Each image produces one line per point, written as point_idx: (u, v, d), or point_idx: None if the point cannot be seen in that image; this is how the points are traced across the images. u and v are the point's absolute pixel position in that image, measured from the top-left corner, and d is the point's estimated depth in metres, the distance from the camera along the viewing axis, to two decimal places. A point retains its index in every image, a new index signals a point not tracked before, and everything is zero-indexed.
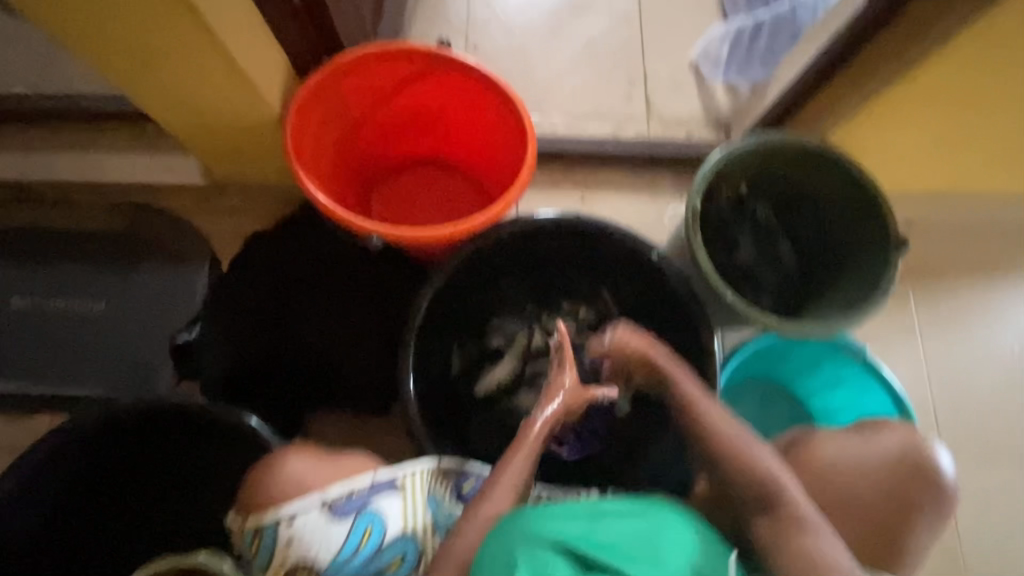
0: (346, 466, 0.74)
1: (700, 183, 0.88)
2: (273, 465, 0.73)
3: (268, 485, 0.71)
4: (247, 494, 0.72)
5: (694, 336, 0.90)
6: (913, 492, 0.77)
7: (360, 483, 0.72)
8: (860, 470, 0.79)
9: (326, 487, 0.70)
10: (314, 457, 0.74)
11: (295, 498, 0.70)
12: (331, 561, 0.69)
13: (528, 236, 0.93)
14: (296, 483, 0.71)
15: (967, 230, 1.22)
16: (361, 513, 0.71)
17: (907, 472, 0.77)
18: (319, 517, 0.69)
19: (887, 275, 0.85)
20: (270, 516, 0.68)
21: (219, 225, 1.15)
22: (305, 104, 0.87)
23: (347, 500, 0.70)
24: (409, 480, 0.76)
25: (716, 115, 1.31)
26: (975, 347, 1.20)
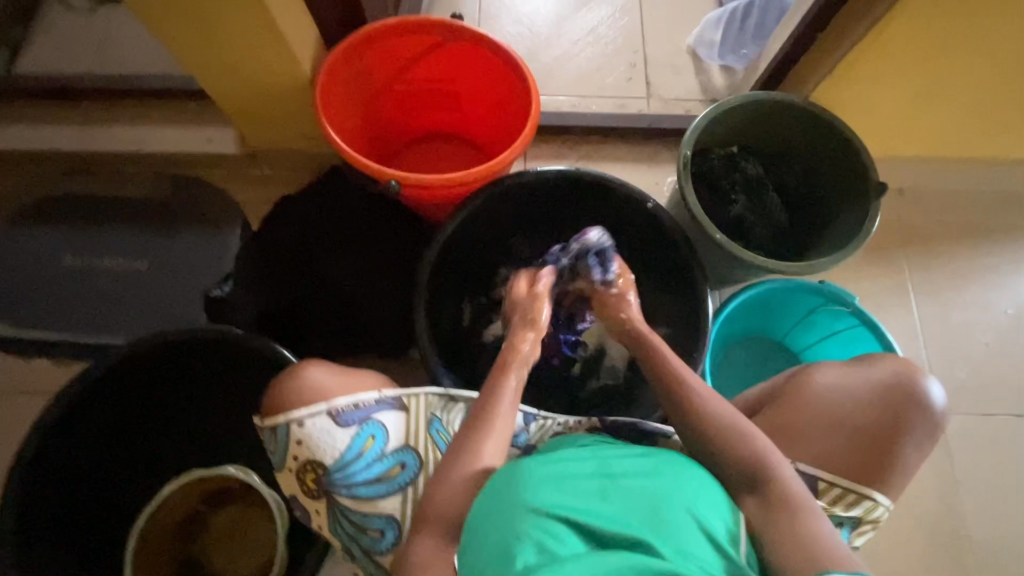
0: (356, 379, 0.81)
1: (691, 135, 0.96)
2: (293, 371, 0.80)
3: (289, 389, 0.78)
4: (270, 400, 0.79)
5: (687, 277, 0.96)
6: (901, 415, 0.77)
7: (366, 396, 0.78)
8: (848, 395, 0.79)
9: (333, 397, 0.77)
10: (330, 368, 0.81)
11: (309, 400, 0.77)
12: (337, 462, 0.75)
13: (533, 188, 1.01)
14: (313, 387, 0.78)
15: (956, 197, 1.28)
16: (365, 423, 0.77)
17: (896, 397, 0.78)
18: (325, 421, 0.76)
19: (869, 217, 0.91)
20: (281, 418, 0.76)
21: (250, 192, 1.25)
22: (333, 67, 0.97)
23: (351, 410, 0.77)
24: (413, 401, 0.82)
25: (711, 93, 1.39)
26: (970, 308, 1.23)
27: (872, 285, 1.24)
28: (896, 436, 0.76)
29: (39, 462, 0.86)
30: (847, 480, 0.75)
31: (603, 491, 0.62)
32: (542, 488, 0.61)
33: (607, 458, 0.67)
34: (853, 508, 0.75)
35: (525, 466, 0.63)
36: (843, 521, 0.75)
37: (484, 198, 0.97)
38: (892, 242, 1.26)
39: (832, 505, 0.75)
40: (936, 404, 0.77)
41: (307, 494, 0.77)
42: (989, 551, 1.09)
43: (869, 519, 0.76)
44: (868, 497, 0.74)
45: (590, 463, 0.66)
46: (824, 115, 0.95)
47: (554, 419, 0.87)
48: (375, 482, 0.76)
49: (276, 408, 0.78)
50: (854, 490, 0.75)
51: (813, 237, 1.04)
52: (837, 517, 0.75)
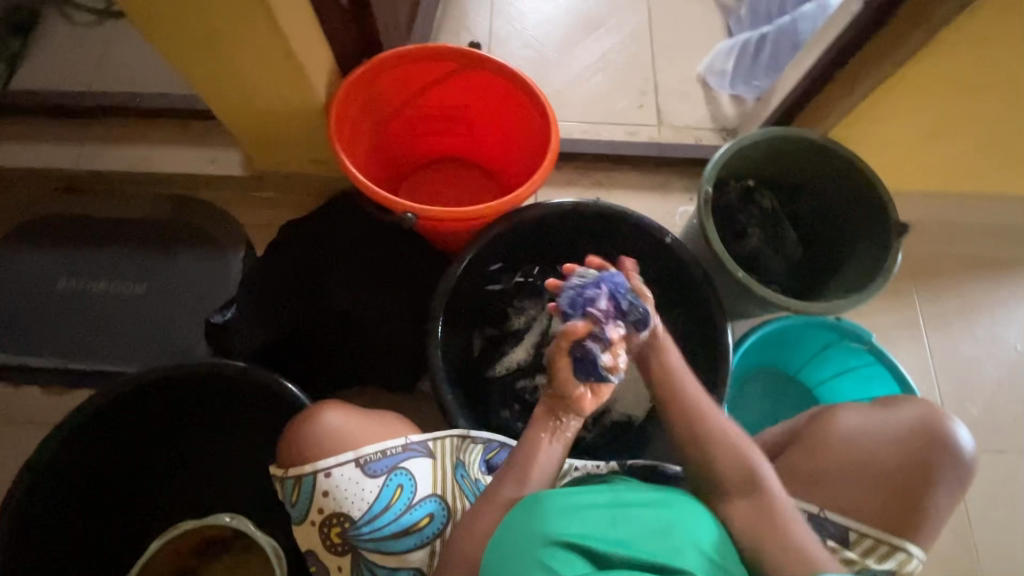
0: (381, 425, 0.78)
1: (710, 172, 0.95)
2: (309, 414, 0.77)
3: (307, 435, 0.75)
4: (288, 449, 0.76)
5: (707, 314, 0.95)
6: (932, 460, 0.76)
7: (392, 443, 0.76)
8: (874, 438, 0.79)
9: (360, 446, 0.74)
10: (351, 413, 0.78)
11: (336, 448, 0.74)
12: (364, 515, 0.72)
13: (548, 221, 0.99)
14: (334, 432, 0.75)
15: (963, 230, 1.28)
16: (392, 472, 0.74)
17: (923, 442, 0.77)
18: (353, 471, 0.73)
19: (890, 257, 0.91)
20: (307, 469, 0.73)
21: (256, 213, 1.22)
22: (348, 92, 0.95)
23: (378, 458, 0.74)
24: (440, 445, 0.79)
25: (722, 122, 1.39)
26: (981, 343, 1.23)
27: (883, 317, 1.23)
28: (924, 481, 0.75)
29: (33, 501, 0.81)
30: (877, 530, 0.74)
31: (615, 520, 0.62)
32: (556, 516, 0.60)
33: (619, 489, 0.66)
34: (886, 560, 0.74)
35: (540, 493, 0.63)
36: (875, 574, 0.74)
37: (501, 229, 0.96)
38: (902, 274, 1.26)
39: (864, 556, 0.74)
40: (965, 450, 0.76)
41: (329, 549, 0.74)
42: None
43: (903, 572, 0.74)
44: (900, 548, 0.73)
45: (603, 491, 0.65)
46: (844, 151, 0.95)
47: (572, 462, 0.85)
48: (403, 535, 0.73)
49: (298, 456, 0.75)
50: (887, 541, 0.74)
51: (831, 274, 1.03)
52: (869, 569, 0.74)
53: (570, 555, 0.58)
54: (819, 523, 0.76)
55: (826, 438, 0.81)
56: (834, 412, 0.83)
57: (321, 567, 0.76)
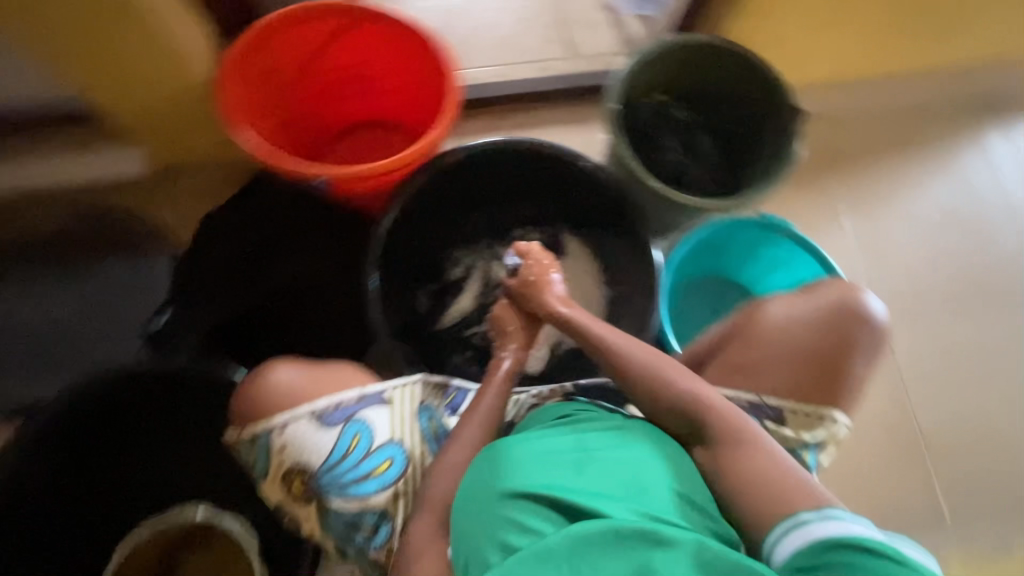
0: (334, 376, 0.79)
1: (615, 89, 0.96)
2: (259, 375, 0.79)
3: (258, 396, 0.77)
4: (242, 410, 0.78)
5: (634, 230, 0.98)
6: (850, 332, 0.81)
7: (347, 395, 0.77)
8: (798, 322, 0.83)
9: (313, 400, 0.76)
10: (302, 369, 0.80)
11: (288, 404, 0.76)
12: (324, 464, 0.75)
13: (467, 166, 0.99)
14: (285, 390, 0.77)
15: (869, 114, 1.34)
16: (349, 422, 0.76)
17: (842, 318, 0.82)
18: (308, 423, 0.75)
19: (793, 144, 0.94)
20: (262, 427, 0.75)
21: (173, 212, 1.18)
22: (236, 72, 0.92)
23: (332, 410, 0.76)
24: (397, 394, 0.80)
25: (632, 44, 1.39)
26: (895, 218, 1.30)
27: (805, 209, 1.29)
28: (845, 351, 0.80)
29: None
30: (807, 405, 0.80)
31: (580, 465, 0.66)
32: (521, 472, 0.64)
33: (584, 432, 0.70)
34: (817, 430, 0.80)
35: (505, 450, 0.67)
36: (808, 445, 0.80)
37: (418, 182, 0.95)
38: (819, 166, 1.32)
39: (798, 430, 0.80)
40: (878, 318, 0.82)
41: (295, 500, 0.77)
42: (939, 437, 1.18)
43: (834, 439, 0.80)
44: (828, 417, 0.80)
45: (566, 439, 0.69)
46: (738, 50, 0.97)
47: (527, 392, 0.88)
48: (364, 479, 0.76)
49: (253, 417, 0.77)
50: (815, 414, 0.80)
51: (746, 174, 1.07)
52: (803, 442, 0.80)
53: (539, 505, 0.62)
54: (758, 409, 0.81)
55: (755, 327, 0.85)
56: (764, 304, 0.86)
57: (293, 518, 0.78)
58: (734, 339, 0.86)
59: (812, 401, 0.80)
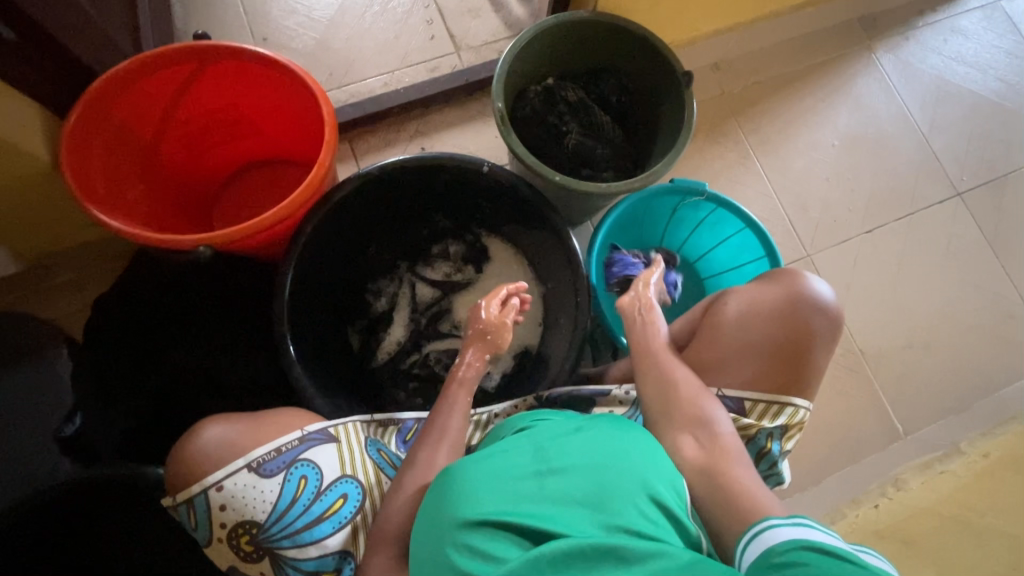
0: (269, 424, 0.74)
1: (498, 87, 0.91)
2: (189, 435, 0.73)
3: (188, 457, 0.71)
4: (173, 480, 0.71)
5: (548, 227, 0.95)
6: (809, 322, 0.85)
7: (287, 438, 0.73)
8: (759, 314, 0.86)
9: (251, 450, 0.71)
10: (235, 424, 0.74)
11: (221, 462, 0.70)
12: (270, 516, 0.70)
13: (363, 195, 0.93)
14: (221, 449, 0.71)
15: (763, 56, 1.34)
16: (293, 466, 0.72)
17: (799, 308, 0.85)
18: (247, 477, 0.70)
19: (688, 109, 0.93)
20: (195, 490, 0.69)
21: (58, 303, 1.07)
22: (80, 142, 0.81)
23: (273, 457, 0.71)
24: (342, 430, 0.77)
25: (518, 26, 1.34)
26: (805, 154, 1.32)
27: (720, 163, 1.29)
28: (804, 339, 0.84)
29: None
30: (767, 394, 0.83)
31: (542, 480, 0.63)
32: (478, 494, 0.61)
33: (545, 444, 0.68)
34: (778, 417, 0.83)
35: (462, 474, 0.65)
36: (772, 432, 0.83)
37: (316, 223, 0.88)
38: (725, 117, 1.32)
39: (760, 418, 0.83)
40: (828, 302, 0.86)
41: (244, 559, 0.71)
42: (880, 358, 1.23)
43: (795, 425, 0.83)
44: (788, 404, 0.83)
45: (527, 455, 0.67)
46: (616, 20, 0.95)
47: (489, 410, 0.87)
48: (318, 522, 0.71)
49: (186, 482, 0.70)
50: (776, 402, 0.83)
51: (650, 143, 1.05)
52: (766, 430, 0.83)
53: (496, 527, 0.58)
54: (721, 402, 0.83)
55: (716, 326, 0.87)
56: (724, 301, 0.89)
57: None
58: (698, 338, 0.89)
59: (769, 391, 0.84)
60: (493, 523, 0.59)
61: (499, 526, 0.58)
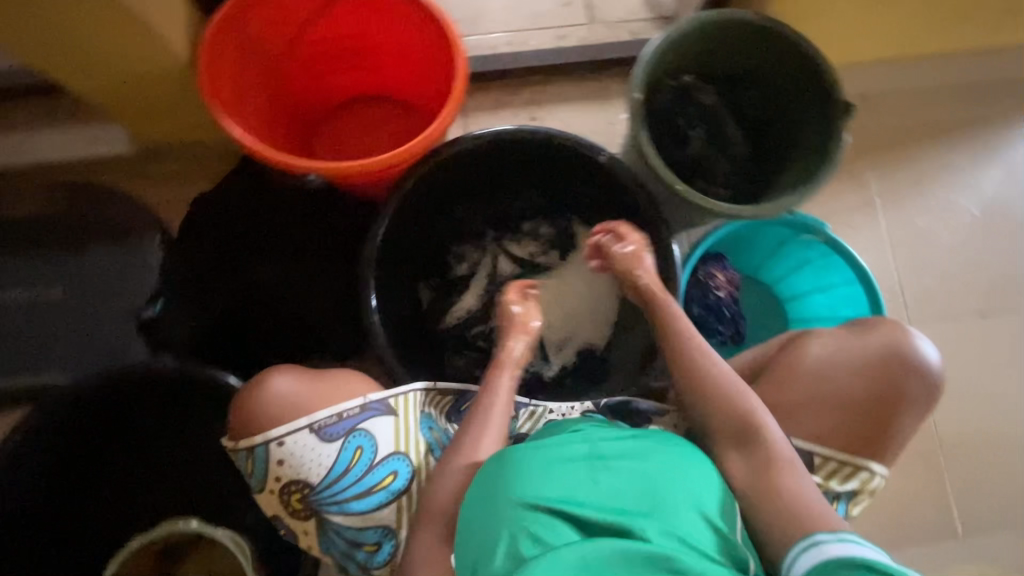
0: (332, 385, 0.75)
1: (639, 75, 0.85)
2: (256, 382, 0.74)
3: (253, 402, 0.73)
4: (238, 424, 0.74)
5: (652, 232, 0.90)
6: (902, 380, 0.78)
7: (349, 405, 0.73)
8: (842, 364, 0.80)
9: (313, 411, 0.72)
10: (302, 376, 0.76)
11: (284, 415, 0.72)
12: (323, 480, 0.71)
13: (473, 155, 0.91)
14: (282, 403, 0.73)
15: (917, 96, 1.22)
16: (351, 434, 0.72)
17: (888, 367, 0.79)
18: (307, 437, 0.71)
19: (839, 141, 0.84)
20: (258, 441, 0.71)
21: (162, 193, 1.11)
22: (218, 42, 0.82)
23: (334, 422, 0.72)
24: (401, 403, 0.77)
25: (659, 8, 1.25)
26: (936, 213, 1.21)
27: (839, 202, 1.20)
28: (889, 401, 0.78)
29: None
30: (842, 454, 0.78)
31: (594, 475, 0.61)
32: (531, 479, 0.59)
33: (598, 439, 0.66)
34: (849, 480, 0.78)
35: (515, 456, 0.62)
36: (839, 495, 0.78)
37: (421, 174, 0.88)
38: (858, 154, 1.21)
39: (829, 478, 0.78)
40: (931, 364, 0.79)
41: (294, 514, 0.74)
42: (960, 448, 1.14)
43: (865, 490, 0.79)
44: (863, 467, 0.78)
45: (579, 447, 0.64)
46: (783, 29, 0.86)
47: (545, 407, 0.86)
48: (367, 494, 0.72)
49: (249, 428, 0.73)
50: (849, 463, 0.78)
51: (777, 169, 0.96)
52: (833, 491, 0.78)
53: (550, 516, 0.56)
54: None
55: (795, 368, 0.82)
56: (806, 341, 0.83)
57: (290, 531, 0.76)
58: (770, 378, 0.83)
59: (847, 452, 0.78)
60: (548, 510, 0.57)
61: (553, 514, 0.57)
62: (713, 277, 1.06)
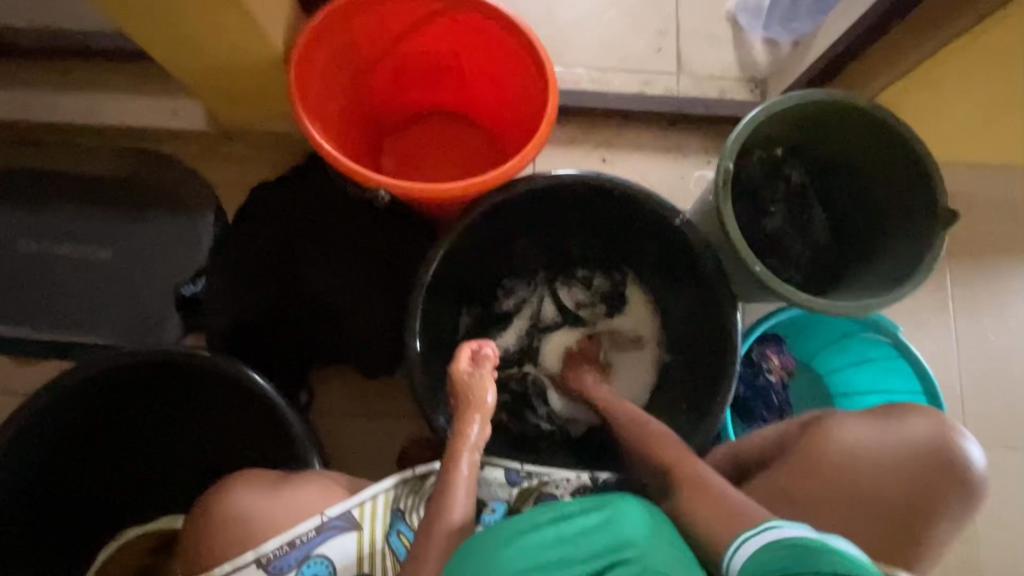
0: (286, 503, 0.71)
1: (734, 145, 0.81)
2: (210, 498, 0.71)
3: (206, 527, 0.71)
4: (192, 535, 0.71)
5: (715, 307, 0.86)
6: (936, 475, 0.71)
7: (301, 530, 0.69)
8: (874, 459, 0.73)
9: (261, 542, 0.68)
10: (258, 490, 0.72)
11: (239, 540, 0.69)
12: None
13: (544, 195, 0.88)
14: (234, 521, 0.69)
15: (1013, 206, 1.14)
16: (304, 563, 0.69)
17: (928, 461, 0.71)
18: (255, 572, 0.68)
19: (934, 248, 0.79)
20: (207, 574, 0.68)
21: (225, 174, 1.11)
22: (313, 44, 0.81)
23: (284, 554, 0.68)
24: (363, 513, 0.72)
25: (752, 71, 1.21)
26: (1012, 331, 1.13)
27: (910, 301, 1.13)
28: (926, 506, 0.70)
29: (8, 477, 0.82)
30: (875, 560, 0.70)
31: (560, 541, 0.56)
32: (496, 555, 0.56)
33: (563, 504, 0.61)
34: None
35: (480, 540, 0.58)
36: None
37: (489, 206, 0.85)
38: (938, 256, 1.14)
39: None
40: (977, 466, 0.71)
41: None
42: None
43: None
44: (897, 575, 0.69)
45: (544, 513, 0.60)
46: (894, 123, 0.81)
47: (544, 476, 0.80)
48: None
49: (202, 552, 0.70)
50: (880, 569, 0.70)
51: (858, 265, 0.91)
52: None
53: None
54: None
55: (819, 459, 0.75)
56: (830, 424, 0.77)
57: None
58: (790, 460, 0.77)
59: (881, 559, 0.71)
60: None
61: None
62: (767, 359, 1.00)
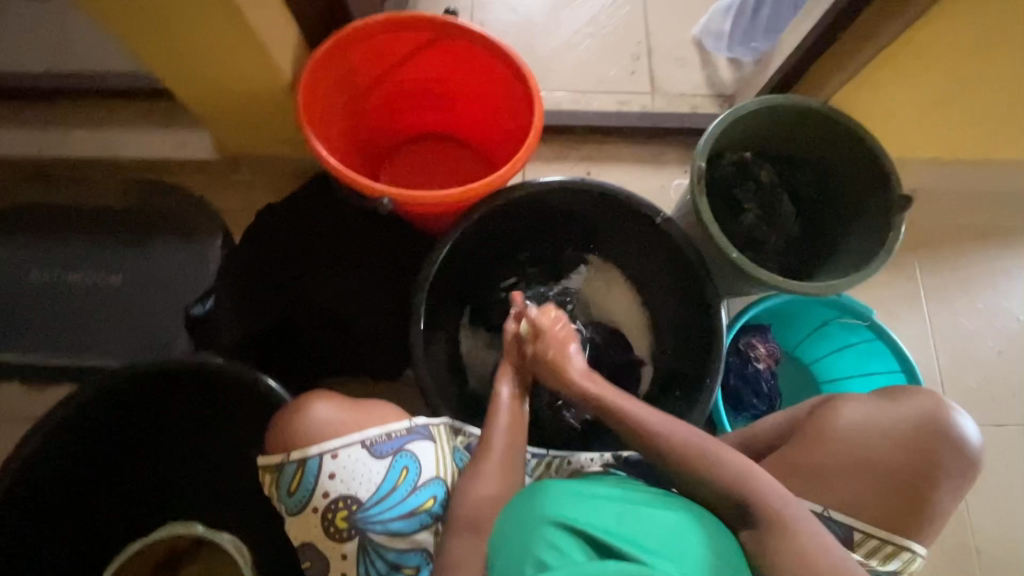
0: (372, 412, 0.76)
1: (705, 145, 0.89)
2: (299, 406, 0.75)
3: (292, 426, 0.73)
4: (271, 442, 0.74)
5: (701, 296, 0.91)
6: (938, 453, 0.72)
7: (398, 425, 0.74)
8: (877, 433, 0.75)
9: (366, 428, 0.73)
10: (341, 403, 0.76)
11: (329, 437, 0.72)
12: (372, 496, 0.71)
13: (536, 200, 0.94)
14: (317, 425, 0.73)
15: (967, 199, 1.24)
16: (398, 453, 0.73)
17: (926, 436, 0.73)
18: (360, 452, 0.72)
19: (896, 229, 0.87)
20: (312, 452, 0.71)
21: (231, 199, 1.17)
22: (315, 74, 0.89)
23: (384, 440, 0.73)
24: (439, 431, 0.78)
25: (719, 87, 1.31)
26: (981, 314, 1.20)
27: (884, 290, 1.20)
28: (926, 475, 0.72)
29: (25, 492, 0.83)
30: (881, 530, 0.72)
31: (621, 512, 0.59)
32: (561, 501, 0.59)
33: (628, 488, 0.64)
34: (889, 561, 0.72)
35: (546, 486, 0.62)
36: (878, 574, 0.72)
37: (485, 211, 0.91)
38: (904, 247, 1.22)
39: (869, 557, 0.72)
40: (969, 440, 0.73)
41: (332, 536, 0.71)
42: (1000, 565, 1.07)
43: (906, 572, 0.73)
44: (904, 547, 0.71)
45: (610, 487, 0.63)
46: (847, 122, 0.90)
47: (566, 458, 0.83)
48: (410, 516, 0.71)
49: (284, 449, 0.73)
50: (890, 541, 0.72)
51: (833, 251, 0.99)
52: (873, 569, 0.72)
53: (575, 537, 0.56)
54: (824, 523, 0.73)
55: (824, 428, 0.76)
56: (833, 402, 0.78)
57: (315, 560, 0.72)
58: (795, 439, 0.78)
59: (886, 524, 0.72)
60: (568, 530, 0.57)
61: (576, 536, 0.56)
62: (754, 348, 1.05)
